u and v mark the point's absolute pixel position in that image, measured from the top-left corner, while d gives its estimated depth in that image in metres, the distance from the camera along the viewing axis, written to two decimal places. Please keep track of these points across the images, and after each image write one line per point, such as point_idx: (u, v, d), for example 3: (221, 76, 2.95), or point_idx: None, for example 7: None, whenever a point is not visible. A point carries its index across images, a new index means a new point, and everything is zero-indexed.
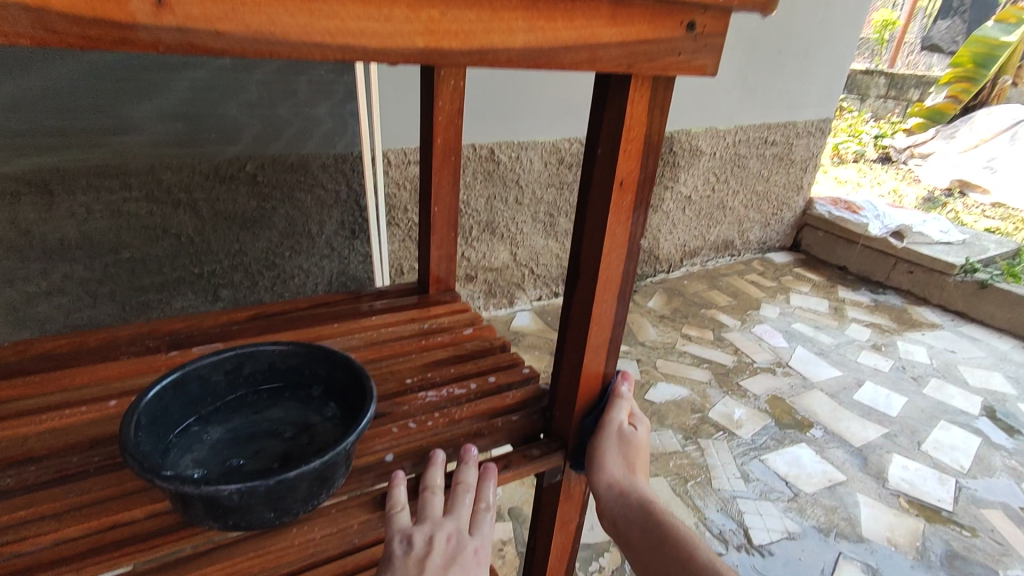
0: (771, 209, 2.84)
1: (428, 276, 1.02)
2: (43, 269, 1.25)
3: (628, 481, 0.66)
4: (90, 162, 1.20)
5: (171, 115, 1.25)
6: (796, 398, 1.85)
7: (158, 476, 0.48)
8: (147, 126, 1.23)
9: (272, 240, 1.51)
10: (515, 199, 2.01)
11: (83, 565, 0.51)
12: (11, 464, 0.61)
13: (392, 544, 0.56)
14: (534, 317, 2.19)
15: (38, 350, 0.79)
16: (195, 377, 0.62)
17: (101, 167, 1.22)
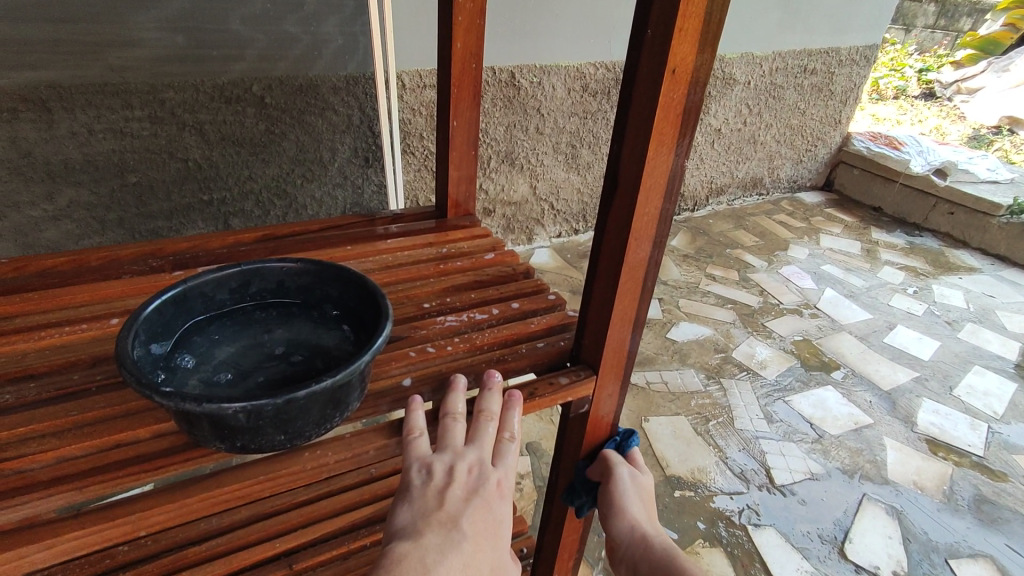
0: (806, 145, 2.69)
1: (446, 198, 0.95)
2: (48, 192, 1.20)
3: (645, 527, 0.74)
4: (88, 78, 1.13)
5: (170, 27, 1.15)
6: (824, 340, 1.79)
7: (157, 393, 0.44)
8: (146, 40, 1.14)
9: (283, 166, 1.44)
10: (536, 128, 1.90)
11: (87, 484, 0.48)
12: (10, 380, 0.57)
13: (411, 473, 0.52)
14: (553, 254, 2.12)
15: (37, 267, 0.74)
16: (197, 294, 0.58)
17: (100, 84, 1.14)
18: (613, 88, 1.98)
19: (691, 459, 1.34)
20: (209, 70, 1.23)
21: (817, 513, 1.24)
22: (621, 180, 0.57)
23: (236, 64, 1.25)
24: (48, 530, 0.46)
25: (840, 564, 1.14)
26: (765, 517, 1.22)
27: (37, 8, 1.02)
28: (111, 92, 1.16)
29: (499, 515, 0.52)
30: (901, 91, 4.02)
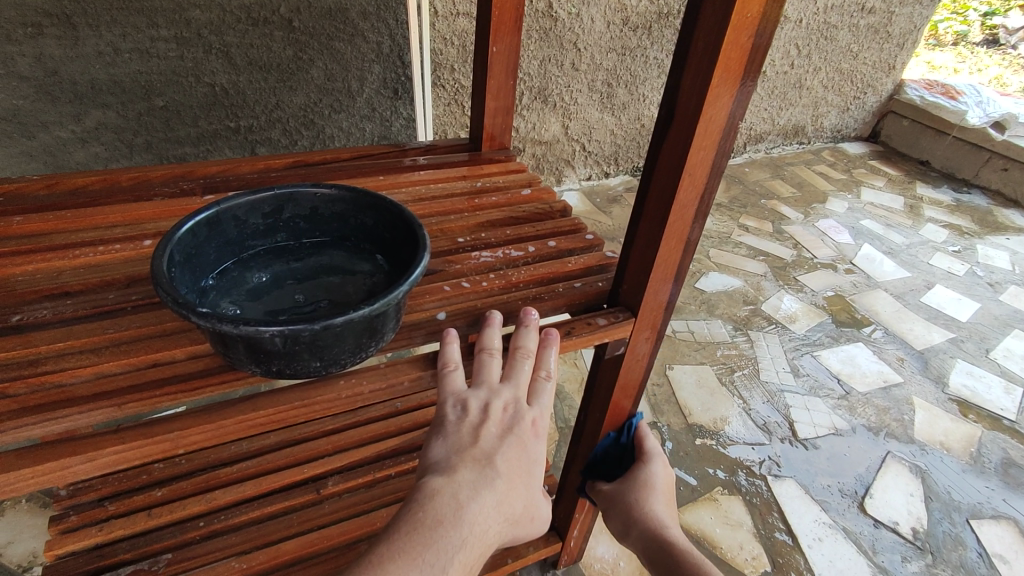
0: (855, 91, 2.54)
1: (481, 131, 0.91)
2: (76, 114, 1.19)
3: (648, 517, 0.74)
4: None
5: None
6: (858, 296, 1.74)
7: (194, 313, 0.43)
8: None
9: (310, 95, 1.40)
10: (571, 63, 1.81)
11: (125, 401, 0.48)
12: (46, 297, 0.57)
13: (446, 408, 0.51)
14: (582, 197, 2.07)
15: (68, 185, 0.74)
16: (230, 218, 0.56)
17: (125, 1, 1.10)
18: (655, 23, 1.87)
19: (714, 408, 1.33)
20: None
21: (838, 467, 1.23)
22: (679, 112, 0.53)
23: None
24: (89, 443, 0.47)
25: (858, 517, 1.14)
26: (786, 469, 1.22)
27: None
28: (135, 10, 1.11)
29: (532, 453, 0.52)
30: (961, 37, 3.75)
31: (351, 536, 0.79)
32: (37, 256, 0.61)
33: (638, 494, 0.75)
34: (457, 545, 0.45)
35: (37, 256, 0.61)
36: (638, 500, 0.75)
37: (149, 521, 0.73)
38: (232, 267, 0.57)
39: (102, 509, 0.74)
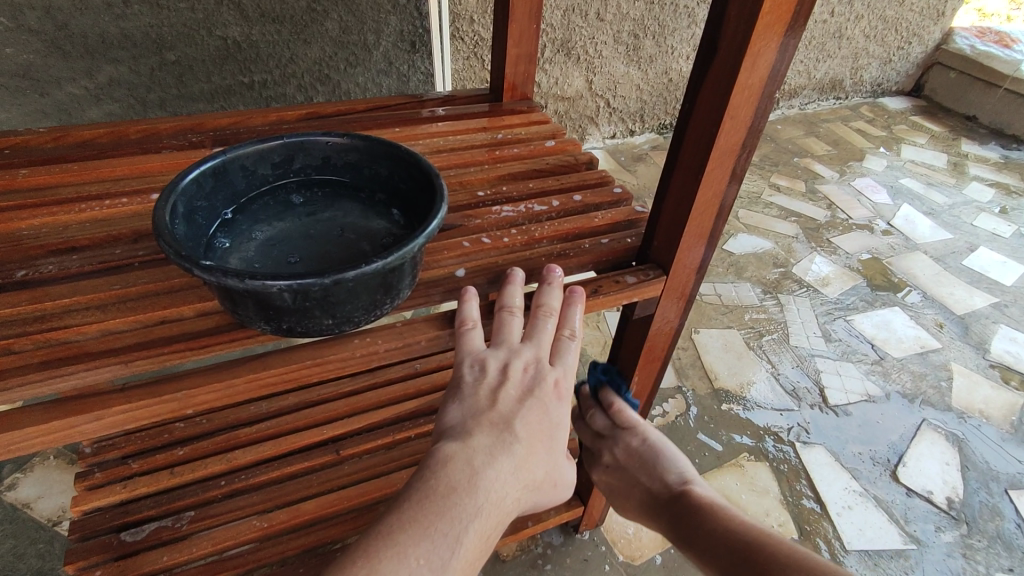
0: (898, 42, 2.38)
1: (501, 80, 0.86)
2: (88, 69, 1.16)
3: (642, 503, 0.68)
4: None
5: None
6: (895, 259, 1.66)
7: (198, 267, 0.41)
8: None
9: (325, 48, 1.35)
10: (596, 13, 1.72)
11: (133, 359, 0.46)
12: (52, 253, 0.55)
13: (463, 368, 0.49)
14: (606, 156, 2.00)
15: (75, 138, 0.71)
16: (239, 168, 0.53)
17: None
18: None
19: (741, 373, 1.29)
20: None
21: (870, 435, 1.19)
22: (722, 48, 0.48)
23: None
24: (97, 402, 0.45)
25: (890, 486, 1.10)
26: (815, 435, 1.18)
27: None
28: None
29: (554, 417, 0.49)
30: None
31: (370, 497, 0.78)
32: (42, 211, 0.59)
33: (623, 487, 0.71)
34: (473, 514, 0.42)
35: (42, 211, 0.59)
36: (624, 495, 0.71)
37: (172, 479, 0.73)
38: (240, 222, 0.54)
39: (126, 467, 0.74)
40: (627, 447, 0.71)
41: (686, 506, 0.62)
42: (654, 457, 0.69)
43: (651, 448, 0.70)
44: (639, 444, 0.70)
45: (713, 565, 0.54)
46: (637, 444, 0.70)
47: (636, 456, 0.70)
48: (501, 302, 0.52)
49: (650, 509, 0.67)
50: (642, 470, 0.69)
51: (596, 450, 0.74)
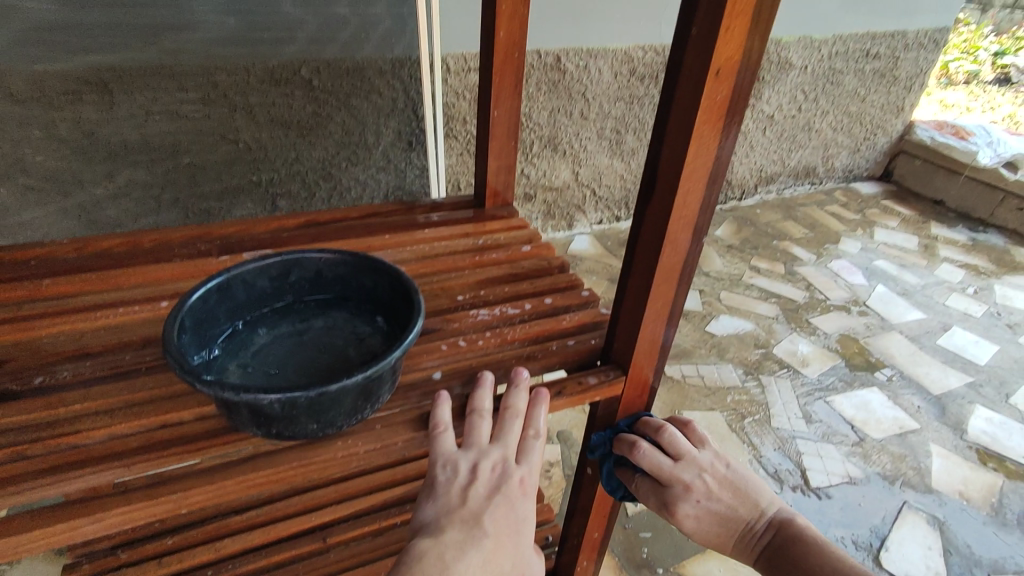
0: (864, 133, 2.56)
1: (485, 189, 0.94)
2: (110, 171, 1.27)
3: (734, 538, 0.66)
4: (145, 62, 1.18)
5: (224, 11, 1.19)
6: (872, 339, 1.72)
7: (199, 382, 0.46)
8: (205, 24, 1.19)
9: (328, 149, 1.48)
10: (580, 113, 1.87)
11: (135, 460, 0.50)
12: (67, 358, 0.60)
13: (436, 469, 0.53)
14: (593, 241, 2.10)
15: (97, 247, 0.79)
16: (240, 282, 0.60)
17: (156, 68, 1.20)
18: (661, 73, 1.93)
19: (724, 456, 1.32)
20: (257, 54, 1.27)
21: (852, 518, 1.21)
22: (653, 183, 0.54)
23: (285, 47, 1.29)
24: (100, 504, 0.49)
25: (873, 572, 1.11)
26: None
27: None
28: (166, 73, 1.20)
29: (521, 513, 0.53)
30: (973, 76, 3.77)
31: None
32: (60, 318, 0.65)
33: (711, 527, 0.66)
34: None
35: (60, 318, 0.65)
36: (710, 531, 0.66)
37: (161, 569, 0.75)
38: (244, 329, 0.61)
39: (116, 557, 0.77)
40: (716, 475, 0.66)
41: (789, 536, 0.64)
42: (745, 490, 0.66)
43: (740, 477, 0.67)
44: (728, 472, 0.67)
45: None
46: (723, 471, 0.66)
47: (727, 486, 0.66)
48: (472, 407, 0.57)
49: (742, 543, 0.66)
50: (737, 502, 0.66)
51: (681, 488, 0.64)
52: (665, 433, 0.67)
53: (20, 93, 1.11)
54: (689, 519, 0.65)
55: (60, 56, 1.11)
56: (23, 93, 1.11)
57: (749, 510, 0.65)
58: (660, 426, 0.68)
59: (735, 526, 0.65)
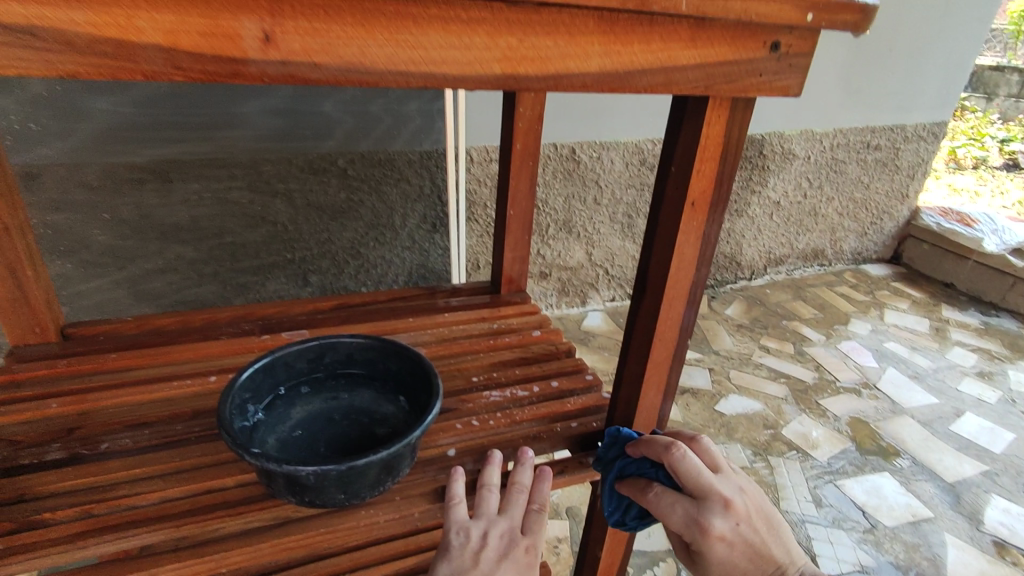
0: (870, 218, 2.65)
1: (500, 276, 1.04)
2: (160, 249, 1.39)
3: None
4: (202, 154, 1.33)
5: (274, 112, 1.35)
6: (883, 423, 1.72)
7: (248, 454, 0.54)
8: (257, 122, 1.35)
9: (358, 230, 1.61)
10: (593, 198, 2.00)
11: (182, 523, 0.57)
12: (126, 428, 0.68)
13: (449, 535, 0.58)
14: (605, 318, 2.17)
15: (153, 324, 0.88)
16: (281, 364, 0.68)
17: (212, 159, 1.35)
18: None
19: None
20: (301, 147, 1.43)
21: None
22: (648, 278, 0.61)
23: (327, 141, 1.44)
24: (153, 560, 0.56)
25: None
26: None
27: (170, 103, 1.25)
28: (220, 163, 1.35)
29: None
30: (981, 161, 3.88)
31: None
32: (121, 390, 0.73)
33: (734, 559, 0.59)
34: None
35: (121, 390, 0.73)
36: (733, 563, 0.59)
37: None
38: (284, 402, 0.69)
39: None
40: (749, 501, 0.61)
41: None
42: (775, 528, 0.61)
43: (772, 514, 0.62)
44: (761, 503, 0.61)
45: None
46: (757, 499, 0.61)
47: (762, 520, 0.60)
48: (485, 480, 0.64)
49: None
50: (767, 538, 0.60)
51: (719, 502, 0.57)
52: (699, 444, 0.64)
53: (93, 181, 1.26)
54: (721, 543, 0.57)
55: (131, 149, 1.27)
56: (95, 181, 1.26)
57: (776, 551, 0.60)
58: (694, 436, 0.65)
59: (763, 567, 0.59)
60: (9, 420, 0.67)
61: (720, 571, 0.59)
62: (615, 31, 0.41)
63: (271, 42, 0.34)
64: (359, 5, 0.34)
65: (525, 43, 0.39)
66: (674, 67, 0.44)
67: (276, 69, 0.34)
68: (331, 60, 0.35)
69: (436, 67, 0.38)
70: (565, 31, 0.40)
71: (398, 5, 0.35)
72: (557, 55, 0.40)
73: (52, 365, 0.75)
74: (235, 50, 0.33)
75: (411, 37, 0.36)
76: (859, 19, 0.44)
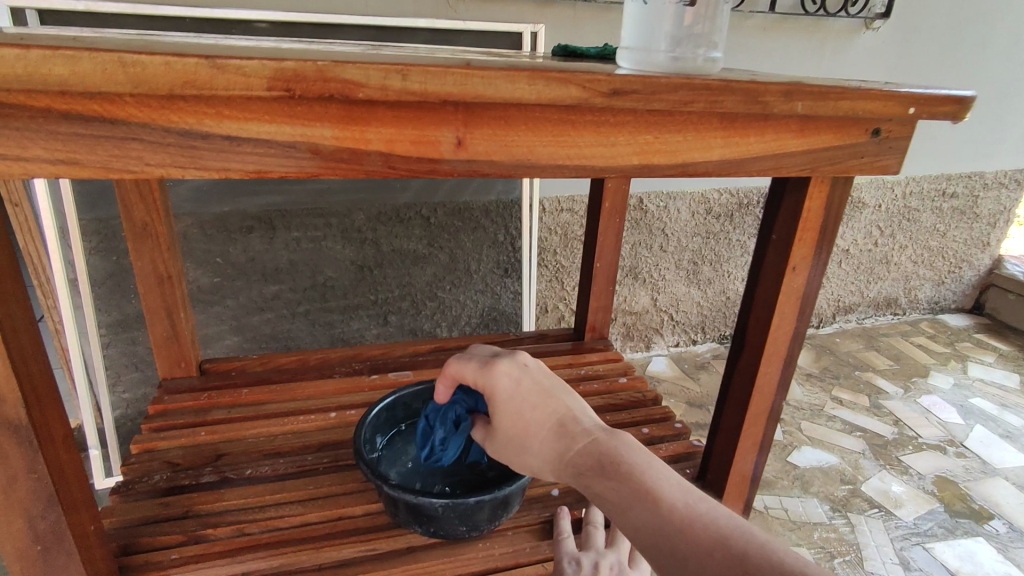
0: (948, 267, 2.57)
1: (584, 323, 1.09)
2: (261, 288, 1.52)
3: (542, 427, 0.57)
4: (304, 206, 1.47)
5: None
6: (973, 484, 1.64)
7: (387, 484, 0.61)
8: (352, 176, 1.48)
9: (437, 274, 1.70)
10: (659, 246, 2.04)
11: (323, 545, 0.64)
12: (264, 457, 0.75)
13: (563, 563, 0.62)
14: (670, 364, 2.17)
15: (276, 362, 0.95)
16: (401, 403, 0.76)
17: (312, 209, 1.49)
18: (737, 212, 2.09)
19: None
20: (391, 198, 1.55)
21: None
22: (751, 328, 0.65)
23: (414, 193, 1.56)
24: None
25: None
26: None
27: None
28: (319, 212, 1.49)
29: None
30: None
31: None
32: (257, 423, 0.80)
33: (525, 405, 0.58)
34: None
35: (257, 423, 0.80)
36: (522, 410, 0.58)
37: None
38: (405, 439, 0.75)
39: None
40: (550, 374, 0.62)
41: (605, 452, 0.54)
42: (577, 394, 0.61)
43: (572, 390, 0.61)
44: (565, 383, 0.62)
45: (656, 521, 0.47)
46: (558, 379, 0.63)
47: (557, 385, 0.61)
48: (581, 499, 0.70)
49: (549, 436, 0.56)
50: (563, 398, 0.59)
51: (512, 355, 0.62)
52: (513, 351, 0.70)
53: (209, 228, 1.41)
54: (510, 377, 0.59)
55: (244, 201, 1.42)
56: (211, 229, 1.41)
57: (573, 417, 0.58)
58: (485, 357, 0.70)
59: (549, 417, 0.57)
60: (170, 445, 0.76)
61: (508, 410, 0.58)
62: (735, 124, 0.47)
63: (461, 145, 0.42)
64: (531, 116, 0.42)
65: (660, 139, 0.46)
66: (783, 152, 0.50)
67: (462, 166, 0.42)
68: (504, 157, 0.43)
69: (586, 161, 0.45)
70: (693, 128, 0.46)
71: (561, 114, 0.43)
72: (682, 147, 0.47)
73: (198, 398, 0.85)
74: (434, 153, 0.41)
75: (568, 138, 0.44)
76: (958, 106, 0.49)
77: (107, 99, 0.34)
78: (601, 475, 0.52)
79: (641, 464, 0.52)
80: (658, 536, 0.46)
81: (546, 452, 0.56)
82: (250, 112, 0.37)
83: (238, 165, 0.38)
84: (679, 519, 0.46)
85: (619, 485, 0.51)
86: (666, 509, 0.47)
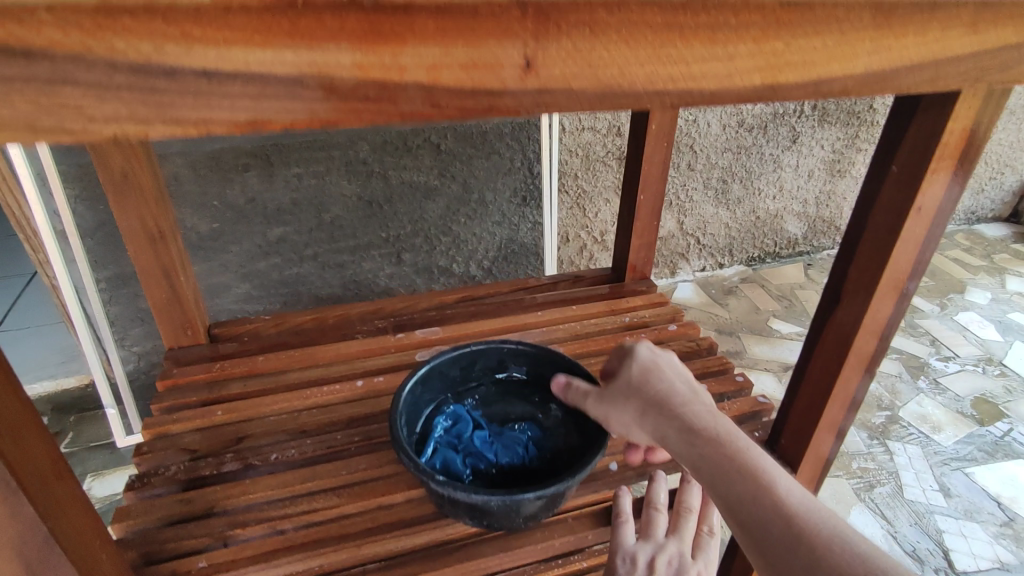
0: (990, 173, 2.40)
1: (625, 263, 0.98)
2: (264, 231, 1.41)
3: (671, 390, 0.55)
4: (303, 139, 1.33)
5: None
6: (1014, 404, 1.59)
7: (432, 479, 0.53)
8: None
9: (450, 207, 1.57)
10: (687, 164, 1.89)
11: (362, 541, 0.59)
12: (290, 437, 0.69)
13: (617, 560, 0.56)
14: (697, 290, 2.07)
15: (291, 323, 0.87)
16: (437, 373, 0.67)
17: (312, 142, 1.34)
18: (771, 122, 1.92)
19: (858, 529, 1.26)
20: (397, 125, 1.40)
21: None
22: (853, 277, 0.56)
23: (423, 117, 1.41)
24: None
25: None
26: None
27: None
28: (320, 144, 1.36)
29: None
30: None
31: None
32: (277, 398, 0.73)
33: (658, 370, 0.57)
34: None
35: (278, 397, 0.73)
36: (654, 378, 0.56)
37: None
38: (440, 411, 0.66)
39: None
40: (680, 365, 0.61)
41: (726, 426, 0.51)
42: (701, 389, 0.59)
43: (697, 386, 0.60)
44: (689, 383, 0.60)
45: (771, 505, 0.46)
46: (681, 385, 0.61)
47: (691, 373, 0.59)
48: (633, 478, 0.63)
49: (671, 399, 0.54)
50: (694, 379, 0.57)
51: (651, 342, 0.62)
52: None
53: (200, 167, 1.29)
54: (648, 347, 0.59)
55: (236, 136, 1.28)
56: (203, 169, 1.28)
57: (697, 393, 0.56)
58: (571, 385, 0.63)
59: (677, 385, 0.55)
60: (184, 428, 0.69)
61: (640, 366, 0.57)
62: (891, 20, 0.35)
63: (531, 68, 0.30)
64: (626, 19, 0.30)
65: (791, 46, 0.34)
66: (943, 58, 0.38)
67: (532, 100, 0.31)
68: (589, 82, 0.31)
69: (695, 84, 0.33)
70: (836, 28, 0.34)
71: (668, 13, 0.30)
72: (819, 58, 0.34)
73: (208, 369, 0.76)
74: (493, 81, 0.29)
75: (674, 51, 0.31)
76: None
77: (17, 20, 0.22)
78: (716, 445, 0.50)
79: (756, 449, 0.50)
80: (764, 522, 0.45)
81: (662, 417, 0.53)
82: (234, 33, 0.25)
83: (224, 114, 0.27)
84: (791, 509, 0.45)
85: (735, 462, 0.48)
86: (783, 500, 0.46)
